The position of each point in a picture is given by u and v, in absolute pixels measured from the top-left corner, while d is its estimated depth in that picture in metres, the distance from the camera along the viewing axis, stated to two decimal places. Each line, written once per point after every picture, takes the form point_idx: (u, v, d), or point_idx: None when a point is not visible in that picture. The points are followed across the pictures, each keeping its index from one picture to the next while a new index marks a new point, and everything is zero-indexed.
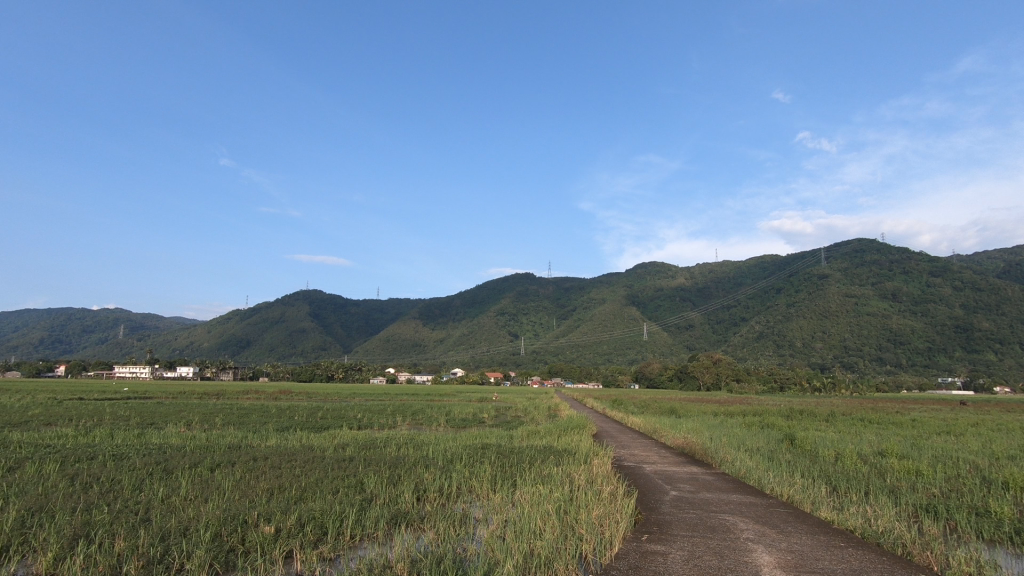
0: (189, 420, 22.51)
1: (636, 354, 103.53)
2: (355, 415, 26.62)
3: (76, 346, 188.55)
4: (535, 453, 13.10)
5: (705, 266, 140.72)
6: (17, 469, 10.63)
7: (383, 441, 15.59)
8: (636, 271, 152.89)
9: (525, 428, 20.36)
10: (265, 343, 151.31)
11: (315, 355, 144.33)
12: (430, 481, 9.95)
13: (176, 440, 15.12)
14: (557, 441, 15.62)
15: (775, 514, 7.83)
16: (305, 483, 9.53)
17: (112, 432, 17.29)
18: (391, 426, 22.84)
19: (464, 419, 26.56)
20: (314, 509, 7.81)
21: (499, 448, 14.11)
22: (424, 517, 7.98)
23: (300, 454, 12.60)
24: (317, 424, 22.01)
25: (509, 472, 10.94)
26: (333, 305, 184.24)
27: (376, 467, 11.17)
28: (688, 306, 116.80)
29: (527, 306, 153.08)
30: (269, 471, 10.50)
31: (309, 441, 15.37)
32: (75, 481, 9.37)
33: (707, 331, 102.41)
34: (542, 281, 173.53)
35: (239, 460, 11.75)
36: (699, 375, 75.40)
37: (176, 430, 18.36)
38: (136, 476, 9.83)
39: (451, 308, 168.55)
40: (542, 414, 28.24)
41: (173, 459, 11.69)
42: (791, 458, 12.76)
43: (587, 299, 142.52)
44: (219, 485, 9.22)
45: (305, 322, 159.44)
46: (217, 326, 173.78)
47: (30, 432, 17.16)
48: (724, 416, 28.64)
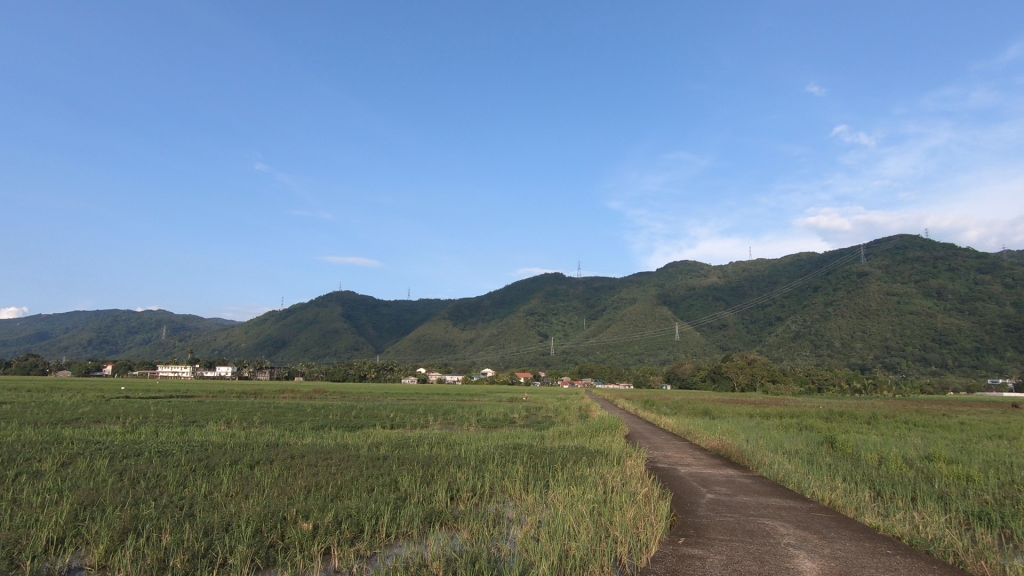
0: (228, 418, 23.23)
1: (668, 354, 102.18)
2: (388, 415, 26.97)
3: (122, 346, 196.53)
4: (568, 454, 13.08)
5: (738, 264, 137.95)
6: (69, 464, 11.10)
7: (416, 441, 15.67)
8: (668, 270, 150.72)
9: (557, 429, 20.32)
10: (299, 343, 154.88)
11: (348, 355, 146.84)
12: (463, 481, 9.97)
13: (217, 438, 15.68)
14: (589, 442, 15.57)
15: (817, 519, 7.59)
16: (341, 481, 9.69)
17: (156, 429, 17.93)
18: (423, 425, 23.04)
19: (494, 419, 26.71)
20: (350, 507, 7.92)
21: (530, 448, 14.16)
22: (459, 517, 8.01)
23: (336, 452, 12.82)
24: (350, 423, 22.32)
25: (542, 473, 10.88)
26: (364, 306, 187.17)
27: (409, 466, 11.23)
28: (721, 305, 114.60)
29: (556, 306, 152.66)
30: (306, 469, 10.74)
31: (343, 440, 15.60)
32: (124, 476, 9.77)
33: (741, 330, 100.41)
34: (571, 281, 172.78)
35: (278, 457, 12.06)
36: (733, 375, 74.05)
37: (216, 428, 18.89)
38: (180, 473, 10.15)
39: (480, 308, 169.23)
40: (574, 415, 28.22)
41: (215, 455, 12.07)
42: (832, 461, 12.37)
43: (616, 299, 141.29)
44: (258, 482, 9.46)
45: (338, 323, 162.58)
46: (255, 326, 178.73)
47: (81, 429, 17.93)
48: (760, 418, 28.03)
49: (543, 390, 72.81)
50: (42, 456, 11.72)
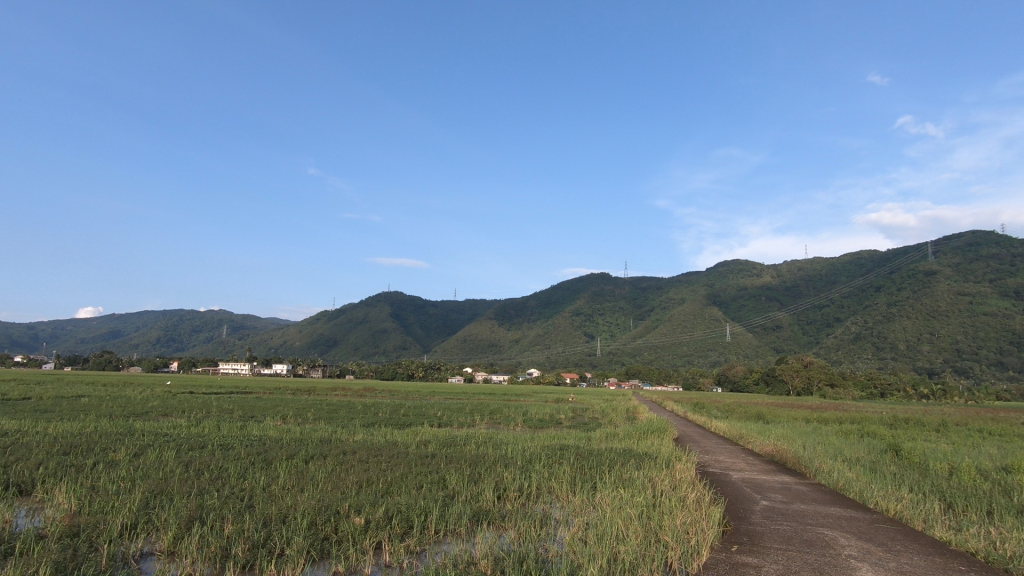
0: (285, 414, 24.08)
1: (718, 356, 99.53)
2: (436, 414, 27.36)
3: (187, 344, 207.58)
4: (615, 456, 12.89)
5: (793, 263, 132.92)
6: (141, 455, 11.81)
7: (463, 440, 15.80)
8: (718, 269, 146.55)
9: (604, 430, 20.11)
10: (350, 343, 159.30)
11: (396, 354, 149.99)
12: (509, 480, 10.00)
13: (273, 433, 16.33)
14: (638, 445, 15.32)
15: (882, 531, 7.21)
16: (391, 478, 9.91)
17: (218, 424, 18.80)
18: (470, 424, 23.26)
19: (541, 419, 26.66)
20: (400, 503, 8.07)
21: (577, 449, 14.06)
22: (506, 516, 8.06)
23: (386, 449, 13.12)
24: (400, 421, 22.77)
25: (589, 474, 10.80)
26: (412, 306, 190.57)
27: (457, 465, 11.35)
28: (775, 306, 110.73)
29: (602, 306, 151.22)
30: (357, 465, 11.02)
31: (393, 438, 15.93)
32: (189, 468, 10.32)
33: (796, 331, 96.72)
34: (618, 281, 170.77)
35: (331, 453, 12.41)
36: (788, 378, 71.46)
37: (273, 423, 19.64)
38: (241, 465, 10.62)
39: (526, 309, 169.36)
40: (621, 417, 27.87)
41: (272, 450, 12.55)
42: (898, 471, 11.68)
43: (665, 299, 138.51)
44: (312, 476, 9.78)
45: (387, 323, 166.49)
46: (308, 326, 185.12)
47: (150, 422, 18.95)
48: (819, 423, 26.90)
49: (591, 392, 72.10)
50: (116, 447, 12.51)
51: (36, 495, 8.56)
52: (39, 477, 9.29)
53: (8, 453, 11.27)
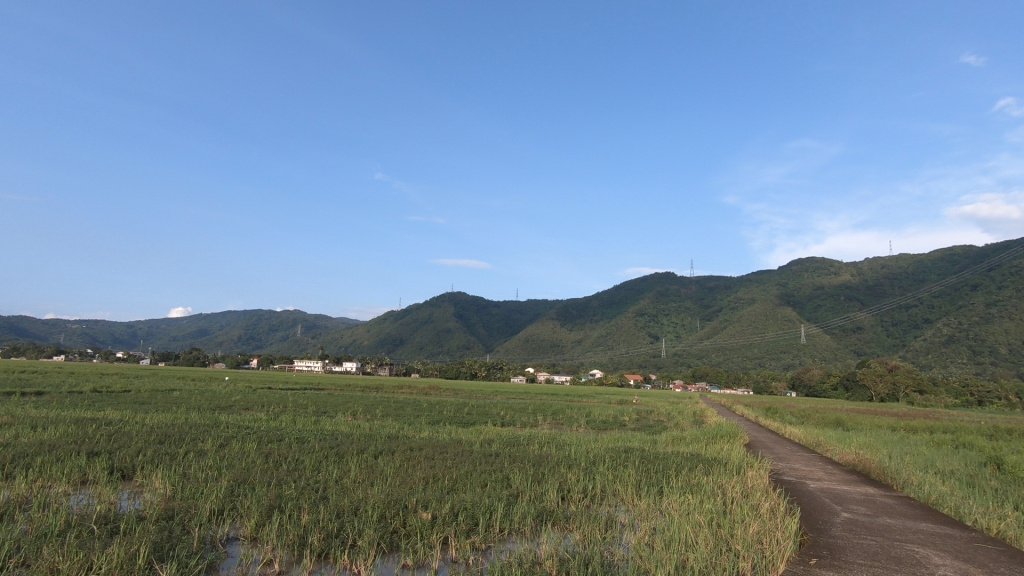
0: (354, 411, 25.05)
1: (793, 358, 94.85)
2: (500, 413, 27.66)
3: (266, 342, 220.14)
4: (683, 461, 12.49)
5: (876, 260, 124.57)
6: (226, 445, 12.65)
7: (527, 440, 15.87)
8: (792, 268, 139.38)
9: (670, 434, 19.65)
10: (416, 342, 163.59)
11: (460, 353, 152.66)
12: (573, 481, 9.95)
13: (345, 428, 17.01)
14: (706, 449, 14.83)
15: (980, 551, 6.64)
16: (456, 475, 10.08)
17: (294, 419, 19.76)
18: (533, 424, 23.35)
19: (604, 421, 26.30)
20: (465, 500, 8.20)
21: (641, 452, 13.79)
22: (571, 517, 8.01)
23: (451, 447, 13.33)
24: (465, 420, 23.17)
25: (654, 478, 10.55)
26: (475, 307, 193.23)
27: (520, 464, 11.39)
28: (856, 306, 104.28)
29: (667, 306, 147.69)
30: (424, 462, 11.29)
31: (458, 436, 16.19)
32: (269, 459, 10.94)
33: (879, 334, 90.72)
34: (683, 280, 166.21)
35: (399, 449, 12.80)
36: (870, 384, 67.11)
37: (344, 419, 20.47)
38: (315, 458, 11.15)
39: (589, 309, 167.67)
40: (687, 420, 27.15)
41: (343, 444, 13.10)
42: (1000, 486, 10.68)
43: (733, 299, 133.23)
44: (381, 471, 10.14)
45: (451, 322, 169.88)
46: (376, 326, 191.77)
47: (233, 415, 20.25)
48: (907, 431, 25.15)
49: (614, 390, 74.82)
50: (204, 437, 13.46)
51: (136, 479, 9.34)
52: (138, 463, 10.12)
53: (112, 440, 12.34)
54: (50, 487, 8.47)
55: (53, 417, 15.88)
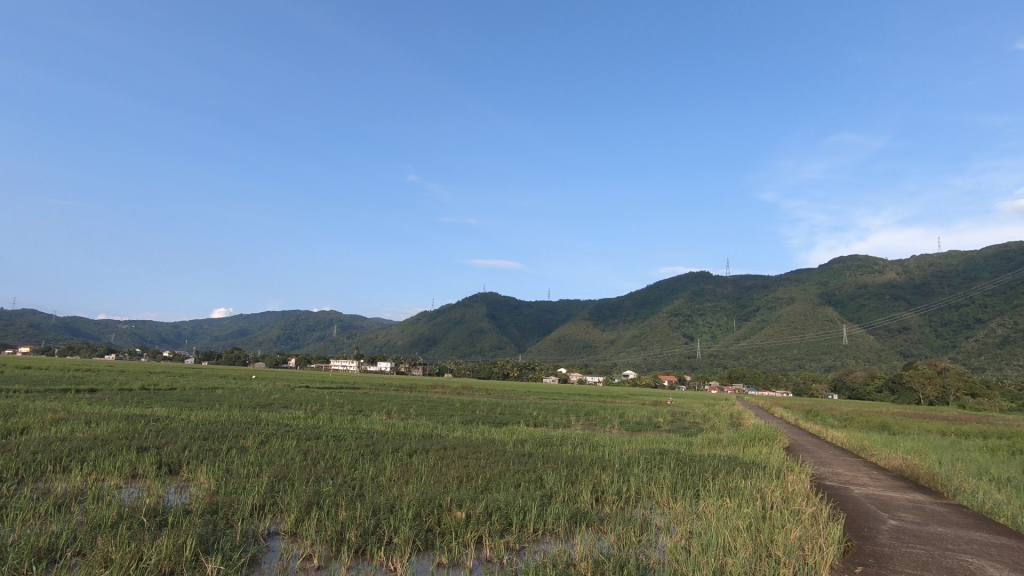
0: (389, 410, 25.42)
1: (835, 359, 91.90)
2: (532, 413, 27.65)
3: (303, 342, 225.41)
4: (719, 463, 12.26)
5: (924, 257, 119.57)
6: (267, 442, 13.00)
7: (560, 440, 15.84)
8: (834, 266, 134.93)
9: (706, 435, 19.32)
10: (449, 342, 165.00)
11: (492, 354, 153.22)
12: (607, 482, 9.88)
13: (380, 427, 17.25)
14: (743, 452, 14.51)
15: None
16: (489, 474, 10.13)
17: (332, 417, 20.19)
18: (566, 425, 23.29)
19: (638, 422, 25.95)
20: (499, 500, 8.21)
21: (677, 454, 13.56)
22: (605, 519, 7.94)
23: (485, 447, 13.38)
24: (497, 420, 23.25)
25: (690, 481, 10.37)
26: (507, 307, 193.61)
27: (553, 465, 11.37)
28: (902, 305, 100.36)
29: (702, 306, 145.05)
30: (457, 460, 11.38)
31: (491, 435, 16.24)
32: (307, 456, 11.21)
33: (927, 334, 87.06)
34: (718, 279, 163.00)
35: (433, 448, 12.91)
36: (918, 387, 64.42)
37: (380, 418, 20.80)
38: (352, 456, 11.38)
39: (621, 309, 165.86)
40: (724, 422, 26.63)
41: (378, 443, 13.29)
42: None
43: (771, 298, 129.78)
44: (416, 469, 10.25)
45: (483, 323, 170.69)
46: (410, 326, 194.16)
47: (273, 413, 20.85)
48: (958, 437, 24.08)
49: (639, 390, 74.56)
50: (245, 434, 13.84)
51: (182, 474, 9.67)
52: (184, 458, 10.49)
53: (160, 435, 12.83)
54: (102, 480, 8.86)
55: (106, 413, 16.62)
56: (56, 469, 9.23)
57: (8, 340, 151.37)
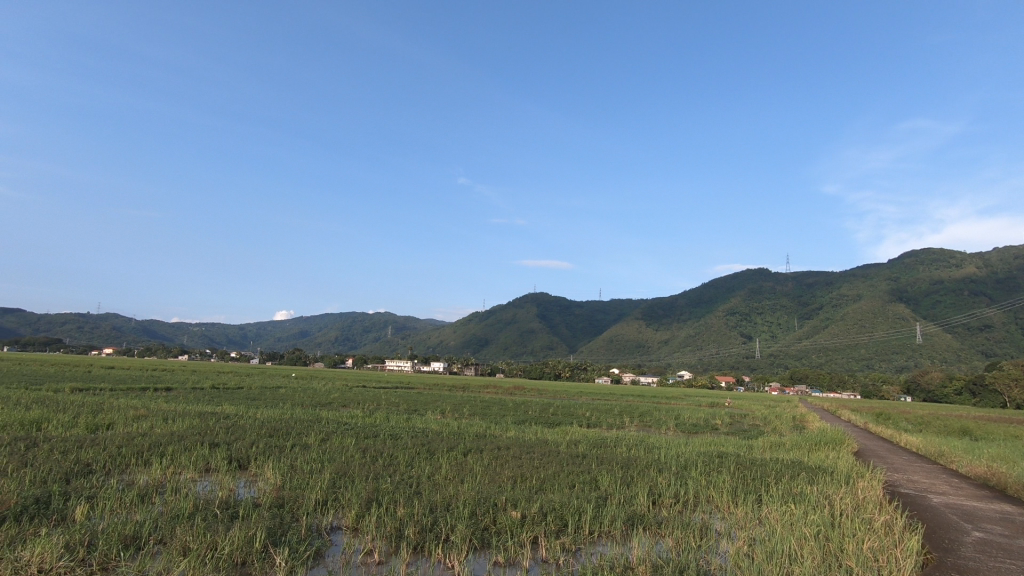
0: (443, 410, 25.83)
1: (907, 359, 86.73)
2: (585, 414, 27.44)
3: (360, 343, 232.39)
4: (783, 468, 11.77)
5: (1007, 249, 111.11)
6: (328, 439, 13.51)
7: (614, 441, 15.64)
8: (904, 261, 127.17)
9: (767, 439, 18.62)
10: (500, 342, 166.15)
11: (543, 354, 153.23)
12: (664, 485, 9.68)
13: (435, 426, 17.56)
14: (808, 457, 13.85)
15: None
16: (544, 475, 10.11)
17: (388, 416, 20.74)
18: (619, 426, 22.98)
19: (694, 424, 25.22)
20: (554, 501, 8.17)
21: (736, 458, 13.11)
22: (663, 523, 7.77)
23: (538, 447, 13.38)
24: (550, 420, 23.17)
25: (751, 485, 10.01)
26: (557, 307, 193.03)
27: (608, 466, 11.25)
28: (982, 302, 93.65)
29: (761, 304, 139.93)
30: (511, 460, 11.42)
31: (544, 436, 16.22)
32: (366, 453, 11.57)
33: (1013, 333, 80.82)
34: (778, 277, 156.98)
35: (487, 447, 13.03)
36: (1002, 389, 59.89)
37: (434, 417, 21.12)
38: (408, 454, 11.64)
39: (675, 308, 162.08)
40: (786, 425, 25.60)
41: (433, 442, 13.50)
42: None
43: (836, 295, 123.71)
44: (470, 468, 10.37)
45: (534, 323, 171.12)
46: (462, 326, 196.78)
47: (332, 411, 21.65)
48: None
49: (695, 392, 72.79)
50: (307, 431, 14.43)
51: (251, 469, 10.18)
52: (251, 454, 11.03)
53: (231, 432, 13.55)
54: (180, 473, 9.44)
55: (181, 411, 17.62)
56: (139, 462, 9.90)
57: (95, 342, 163.57)
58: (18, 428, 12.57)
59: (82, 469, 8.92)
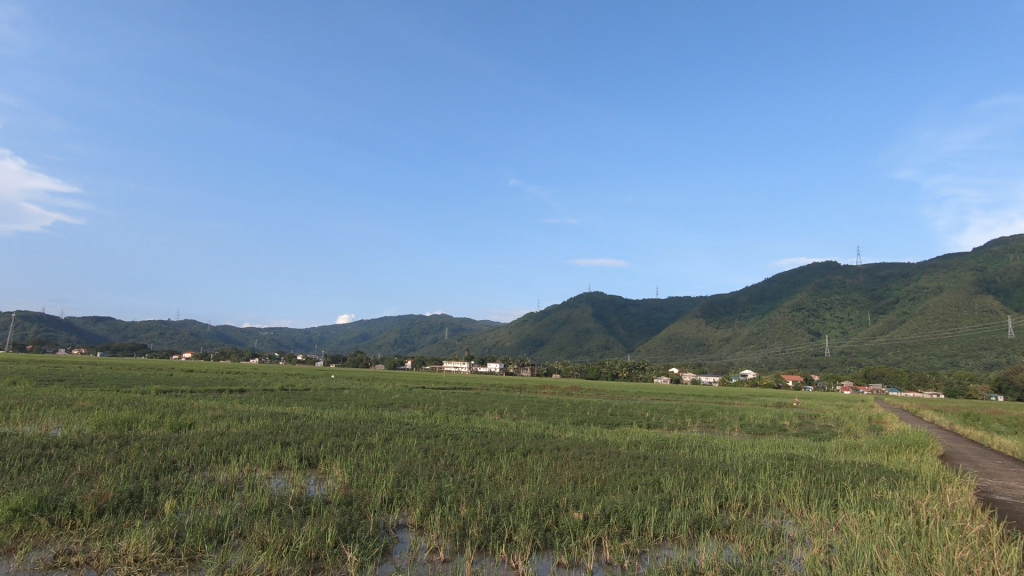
0: (502, 410, 25.97)
1: (997, 356, 80.33)
2: (646, 414, 26.94)
3: (418, 344, 237.70)
4: (861, 471, 11.13)
5: None
6: (390, 439, 13.85)
7: (677, 442, 15.24)
8: (991, 249, 117.69)
9: (841, 441, 17.64)
10: (556, 343, 165.79)
11: (600, 354, 151.76)
12: (731, 489, 9.35)
13: (494, 426, 17.70)
14: (888, 460, 13.01)
15: None
16: (605, 476, 10.00)
17: (448, 416, 21.04)
18: (681, 427, 22.40)
19: (760, 425, 24.29)
20: (617, 501, 8.10)
21: (808, 461, 12.47)
22: (731, 527, 7.52)
23: (598, 448, 13.26)
24: (610, 421, 22.87)
25: (825, 489, 9.50)
26: (613, 306, 190.45)
27: (671, 468, 10.99)
28: None
29: (829, 299, 133.15)
30: (571, 461, 11.35)
31: (604, 436, 16.04)
32: (427, 453, 11.80)
33: None
34: (847, 269, 149.03)
35: (546, 448, 13.00)
36: None
37: (493, 418, 21.26)
38: (469, 454, 11.79)
39: (737, 305, 156.50)
40: (862, 426, 24.23)
41: (493, 442, 13.62)
42: None
43: (913, 288, 115.98)
44: (531, 469, 10.38)
45: (590, 323, 169.93)
46: (517, 326, 197.75)
47: (394, 412, 22.26)
48: None
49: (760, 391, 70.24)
50: (371, 431, 14.87)
51: (319, 467, 10.58)
52: (320, 453, 11.47)
53: (300, 432, 14.12)
54: (256, 470, 9.97)
55: (256, 411, 18.52)
56: (219, 460, 10.50)
57: (175, 347, 174.73)
58: (112, 428, 13.56)
59: (169, 466, 9.53)
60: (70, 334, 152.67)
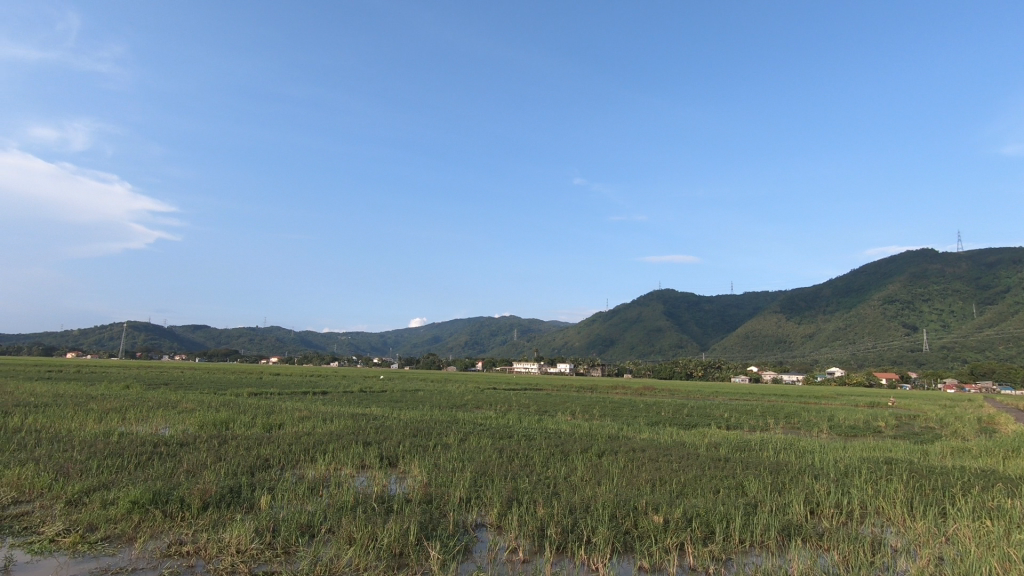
0: (574, 411, 25.83)
1: None
2: (725, 414, 25.93)
3: (488, 346, 240.98)
4: (971, 477, 10.17)
5: None
6: (465, 439, 14.12)
7: (760, 444, 14.54)
8: None
9: (948, 444, 16.19)
10: (627, 342, 163.11)
11: (673, 353, 147.96)
12: (821, 494, 8.80)
13: (567, 427, 17.65)
14: (1005, 465, 11.82)
15: None
16: (684, 479, 9.65)
17: (521, 417, 21.17)
18: (763, 428, 21.37)
19: (852, 426, 22.74)
20: (698, 506, 7.81)
21: (910, 465, 11.53)
22: (824, 535, 7.08)
23: (675, 449, 12.87)
24: (687, 422, 22.12)
25: (931, 497, 8.73)
26: (686, 303, 184.79)
27: (755, 470, 10.52)
28: None
29: (926, 290, 122.97)
30: (648, 463, 11.08)
31: (681, 438, 15.53)
32: (501, 453, 11.90)
33: None
34: (946, 257, 137.07)
35: (621, 450, 12.77)
36: None
37: (565, 419, 21.13)
38: (543, 455, 11.77)
39: (820, 299, 147.59)
40: (969, 428, 22.22)
41: (566, 443, 13.59)
42: None
43: None
44: (606, 470, 10.25)
45: (662, 322, 166.03)
46: (586, 326, 196.38)
47: (467, 412, 22.68)
48: None
49: (850, 390, 65.87)
50: (446, 432, 15.21)
51: (399, 466, 10.95)
52: (399, 453, 11.82)
53: (379, 432, 14.64)
54: (341, 468, 10.42)
55: (337, 412, 19.47)
56: (306, 458, 11.08)
57: (264, 352, 186.33)
58: (211, 427, 14.64)
59: (262, 463, 10.17)
60: (173, 342, 166.60)
